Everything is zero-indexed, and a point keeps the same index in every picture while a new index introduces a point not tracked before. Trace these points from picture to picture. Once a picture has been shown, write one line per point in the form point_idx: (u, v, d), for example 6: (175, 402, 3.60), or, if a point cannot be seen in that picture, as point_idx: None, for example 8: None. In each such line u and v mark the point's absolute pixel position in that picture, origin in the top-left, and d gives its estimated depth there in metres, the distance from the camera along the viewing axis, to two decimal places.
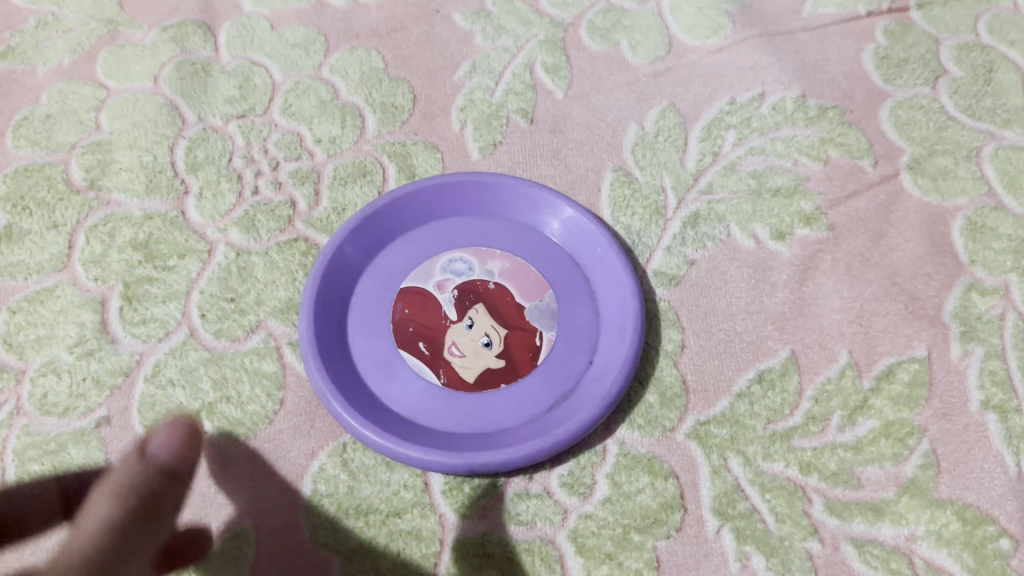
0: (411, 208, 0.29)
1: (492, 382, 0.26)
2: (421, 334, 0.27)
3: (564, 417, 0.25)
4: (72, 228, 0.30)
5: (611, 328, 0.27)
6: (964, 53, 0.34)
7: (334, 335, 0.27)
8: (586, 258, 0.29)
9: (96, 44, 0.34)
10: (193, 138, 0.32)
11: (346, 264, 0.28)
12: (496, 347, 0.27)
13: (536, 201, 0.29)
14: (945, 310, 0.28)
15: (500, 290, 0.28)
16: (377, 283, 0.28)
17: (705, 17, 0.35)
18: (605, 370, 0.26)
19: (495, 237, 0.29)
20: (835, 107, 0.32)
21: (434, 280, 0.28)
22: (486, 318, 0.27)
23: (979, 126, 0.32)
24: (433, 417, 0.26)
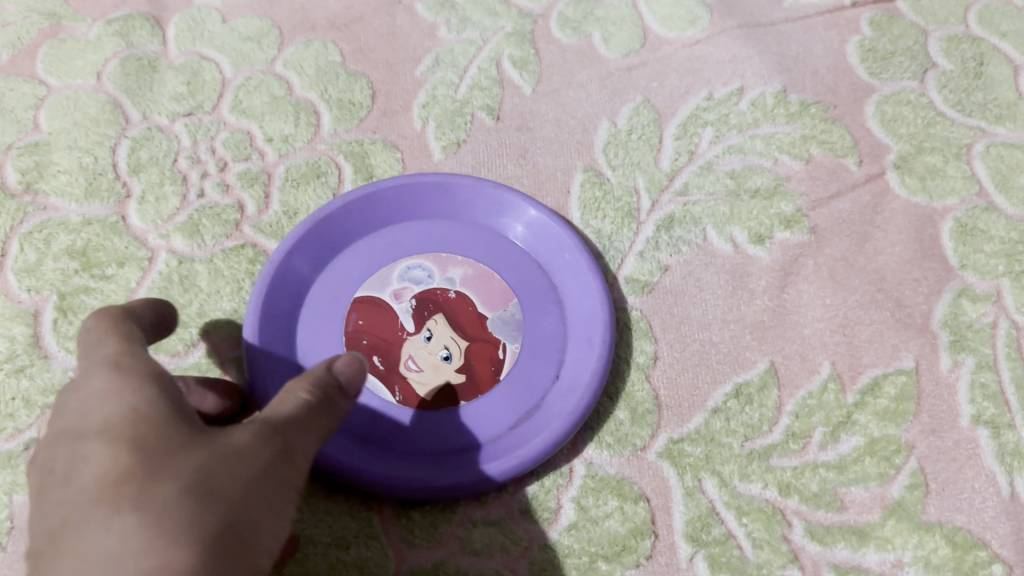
0: (364, 212, 0.27)
1: (451, 400, 0.24)
2: (375, 348, 0.25)
3: (531, 433, 0.24)
4: (5, 235, 0.28)
5: (579, 337, 0.25)
6: (954, 45, 0.32)
7: (281, 350, 0.25)
8: (554, 264, 0.27)
9: (37, 39, 0.32)
10: (137, 138, 0.30)
11: (294, 276, 0.26)
12: (456, 361, 0.25)
13: (499, 204, 0.27)
14: (935, 317, 0.27)
15: (461, 299, 0.26)
16: (329, 294, 0.26)
17: (681, 8, 0.33)
18: (573, 385, 0.24)
19: (456, 243, 0.27)
20: (818, 102, 0.31)
21: (390, 289, 0.26)
22: (446, 329, 0.26)
23: (969, 122, 0.30)
24: (389, 435, 0.24)
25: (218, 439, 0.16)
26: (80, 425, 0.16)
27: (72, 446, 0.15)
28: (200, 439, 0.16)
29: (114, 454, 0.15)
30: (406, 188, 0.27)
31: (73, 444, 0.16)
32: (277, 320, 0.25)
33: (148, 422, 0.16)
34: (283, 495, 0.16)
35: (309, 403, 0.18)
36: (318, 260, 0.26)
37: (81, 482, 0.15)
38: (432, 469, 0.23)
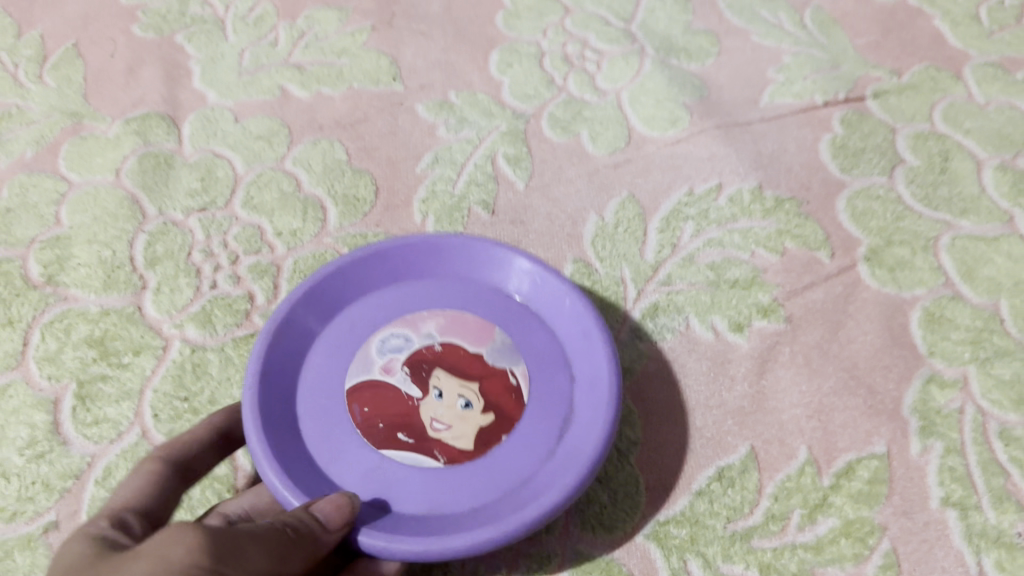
0: (310, 307, 0.27)
1: (493, 440, 0.25)
2: (394, 424, 0.25)
3: (580, 438, 0.25)
4: (27, 325, 0.30)
5: (574, 330, 0.27)
6: (920, 142, 0.35)
7: (309, 473, 0.24)
8: (509, 285, 0.28)
9: (59, 137, 0.34)
10: (153, 232, 0.32)
11: (276, 391, 0.25)
12: (476, 400, 0.26)
13: (430, 249, 0.28)
14: (905, 403, 0.28)
15: (449, 348, 0.27)
16: (319, 391, 0.26)
17: (662, 109, 0.35)
18: (591, 379, 0.26)
19: (414, 299, 0.28)
20: (792, 198, 0.33)
21: (377, 365, 0.26)
22: (451, 380, 0.26)
23: (936, 216, 0.32)
24: (451, 501, 0.24)
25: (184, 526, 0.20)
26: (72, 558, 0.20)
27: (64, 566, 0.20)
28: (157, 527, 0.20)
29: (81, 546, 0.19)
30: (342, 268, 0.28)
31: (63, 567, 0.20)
32: (285, 436, 0.25)
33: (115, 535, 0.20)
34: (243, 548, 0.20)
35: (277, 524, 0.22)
36: (289, 367, 0.26)
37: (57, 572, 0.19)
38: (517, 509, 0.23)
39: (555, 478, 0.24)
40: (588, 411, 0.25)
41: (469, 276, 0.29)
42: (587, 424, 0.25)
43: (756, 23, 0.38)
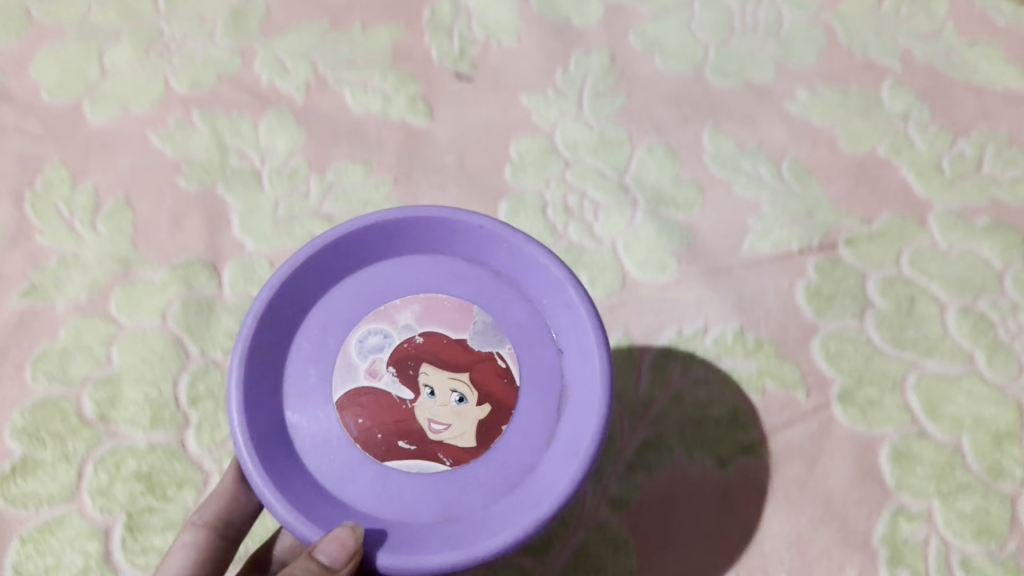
0: (274, 318, 0.30)
1: (495, 433, 0.29)
2: (391, 433, 0.29)
3: (576, 424, 0.29)
4: (81, 459, 0.33)
5: (550, 296, 0.31)
6: (889, 286, 0.38)
7: (315, 496, 0.28)
8: (478, 254, 0.32)
9: (111, 282, 0.38)
10: (196, 371, 0.35)
11: (267, 422, 0.29)
12: (469, 392, 0.30)
13: (391, 234, 0.31)
14: (874, 535, 0.33)
15: (428, 338, 0.31)
16: (316, 411, 0.30)
17: (653, 257, 0.39)
18: (579, 353, 0.30)
19: (380, 283, 0.32)
20: (771, 340, 0.37)
21: (363, 371, 0.30)
22: (440, 373, 0.30)
23: (903, 356, 0.36)
24: (464, 507, 0.28)
25: None
26: None
27: None
28: None
29: None
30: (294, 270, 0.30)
31: None
32: (289, 472, 0.28)
33: None
34: None
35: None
36: (270, 393, 0.30)
37: None
38: (533, 500, 0.28)
39: (559, 465, 0.28)
40: (581, 388, 0.30)
41: (423, 252, 0.32)
42: (585, 398, 0.29)
43: (738, 175, 0.42)
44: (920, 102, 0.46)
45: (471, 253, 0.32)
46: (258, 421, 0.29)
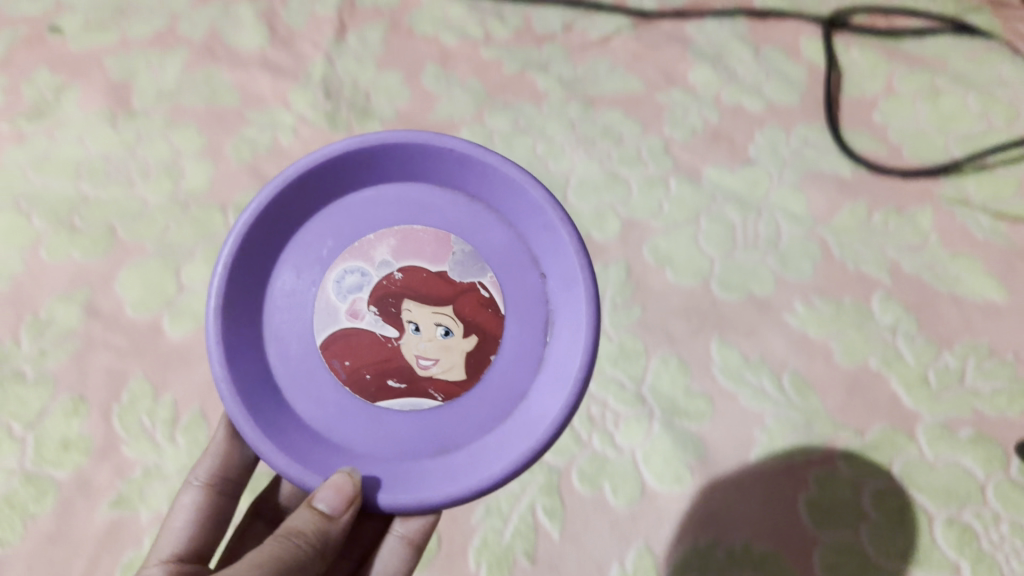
0: (248, 274, 0.41)
1: (478, 353, 0.42)
2: (382, 373, 0.41)
3: (558, 364, 0.41)
4: None
5: (535, 230, 0.44)
6: (881, 499, 0.46)
7: (309, 439, 0.40)
8: (458, 180, 0.44)
9: None
10: None
11: (252, 377, 0.40)
12: (452, 326, 0.42)
13: (366, 164, 0.43)
14: None
15: (410, 271, 0.43)
16: (297, 359, 0.41)
17: (669, 468, 0.47)
18: (561, 279, 0.43)
19: (346, 222, 0.43)
20: (774, 553, 0.44)
21: (349, 313, 0.42)
22: (422, 311, 0.42)
23: (895, 567, 0.44)
24: (457, 442, 0.41)
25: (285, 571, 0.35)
26: None
27: None
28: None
29: None
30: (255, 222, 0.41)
31: None
32: (278, 419, 0.40)
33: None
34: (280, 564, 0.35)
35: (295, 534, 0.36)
36: (247, 343, 0.41)
37: None
38: (522, 440, 0.40)
39: (544, 396, 0.41)
40: (561, 307, 0.42)
41: (388, 174, 0.44)
42: (563, 329, 0.42)
43: (744, 388, 0.49)
44: (908, 315, 0.51)
45: (453, 181, 0.44)
46: (241, 369, 0.40)
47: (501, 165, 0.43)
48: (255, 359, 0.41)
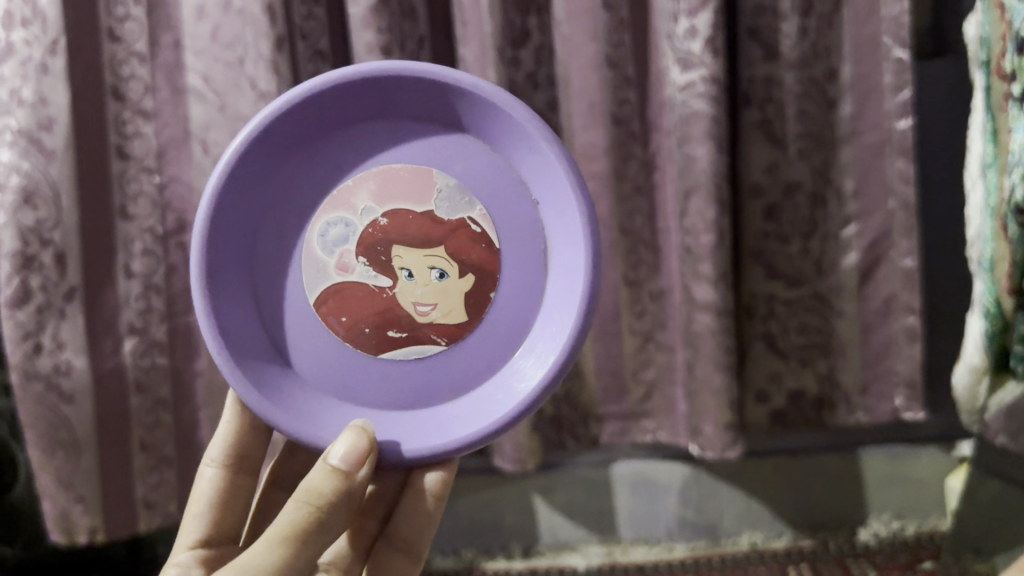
0: (233, 247, 0.64)
1: (471, 287, 0.65)
2: (386, 321, 0.64)
3: (562, 293, 0.64)
4: None
5: (519, 154, 0.65)
6: None
7: (309, 392, 0.64)
8: (427, 111, 0.65)
9: None
10: None
11: (240, 346, 0.62)
12: (447, 270, 0.65)
13: (325, 108, 0.64)
14: None
15: (392, 215, 0.65)
16: (292, 319, 0.65)
17: None
18: (558, 211, 0.64)
19: (318, 172, 0.65)
20: None
21: (350, 268, 0.64)
22: (413, 262, 0.65)
23: None
24: (474, 375, 0.65)
25: (302, 508, 0.54)
26: (314, 527, 0.54)
27: (315, 534, 0.54)
28: (309, 522, 0.54)
29: (302, 528, 0.53)
30: (224, 194, 0.62)
31: (316, 532, 0.54)
32: (276, 380, 0.63)
33: (314, 527, 0.54)
34: (295, 507, 0.54)
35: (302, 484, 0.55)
36: (244, 308, 0.64)
37: (305, 529, 0.53)
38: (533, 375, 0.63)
39: (555, 316, 0.64)
40: (561, 234, 0.64)
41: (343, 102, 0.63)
42: (566, 249, 0.64)
43: None
44: None
45: (421, 113, 0.65)
46: (231, 342, 0.62)
47: (477, 86, 0.62)
48: (248, 321, 0.64)
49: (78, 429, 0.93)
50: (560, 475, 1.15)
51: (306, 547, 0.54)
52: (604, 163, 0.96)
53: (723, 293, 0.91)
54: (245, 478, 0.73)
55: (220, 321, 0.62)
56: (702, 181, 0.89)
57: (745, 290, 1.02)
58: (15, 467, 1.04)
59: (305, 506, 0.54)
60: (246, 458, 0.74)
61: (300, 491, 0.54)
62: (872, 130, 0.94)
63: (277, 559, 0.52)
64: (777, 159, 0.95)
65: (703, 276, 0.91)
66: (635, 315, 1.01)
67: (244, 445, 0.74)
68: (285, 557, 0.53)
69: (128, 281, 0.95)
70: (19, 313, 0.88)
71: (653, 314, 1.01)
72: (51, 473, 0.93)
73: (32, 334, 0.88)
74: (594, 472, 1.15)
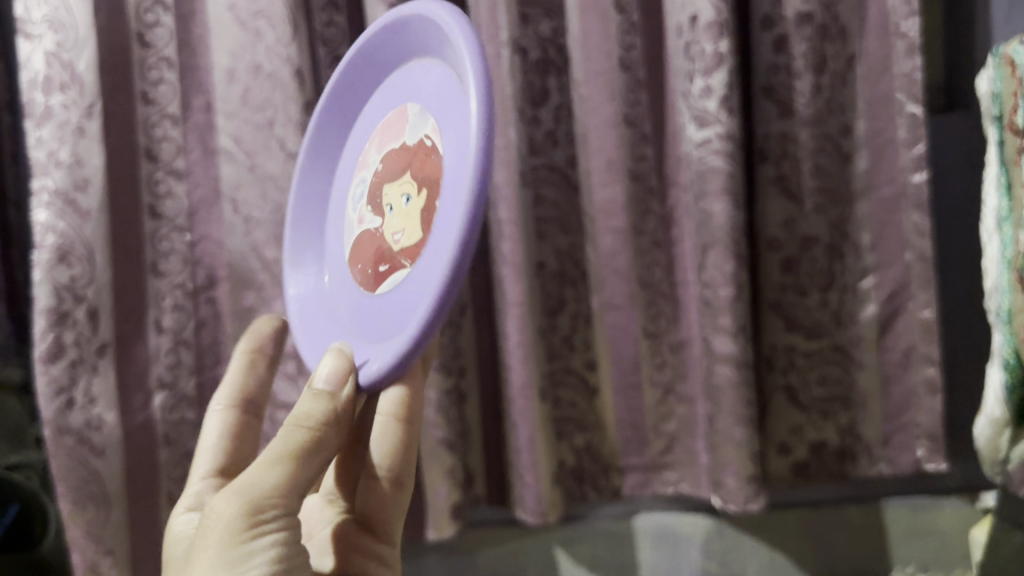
0: (313, 231, 0.77)
1: (425, 201, 0.60)
2: (378, 256, 0.64)
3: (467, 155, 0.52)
4: None
5: (451, 53, 0.60)
6: None
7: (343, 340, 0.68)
8: (406, 53, 0.68)
9: None
10: None
11: (310, 308, 0.73)
12: (412, 190, 0.62)
13: (354, 96, 0.74)
14: None
15: (387, 160, 0.66)
16: (341, 278, 0.71)
17: None
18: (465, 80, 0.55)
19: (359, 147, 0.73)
20: None
21: (365, 216, 0.68)
22: (394, 192, 0.64)
23: None
24: (418, 290, 0.57)
25: (300, 430, 0.55)
26: (314, 446, 0.55)
27: (314, 453, 0.55)
28: (308, 441, 0.55)
29: (302, 447, 0.55)
30: (303, 190, 0.77)
31: (314, 451, 0.56)
32: (328, 334, 0.70)
33: (313, 446, 0.55)
34: (292, 429, 0.56)
35: (297, 411, 0.57)
36: (319, 278, 0.75)
37: (305, 448, 0.55)
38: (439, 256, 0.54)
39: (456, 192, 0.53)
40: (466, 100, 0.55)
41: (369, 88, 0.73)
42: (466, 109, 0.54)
43: None
44: None
45: (404, 56, 0.68)
46: (304, 304, 0.73)
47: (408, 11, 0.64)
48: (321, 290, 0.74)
49: (108, 483, 0.93)
50: (581, 527, 1.15)
51: (310, 465, 0.56)
52: (623, 218, 0.97)
53: (743, 345, 0.92)
54: (256, 416, 0.79)
55: (292, 290, 0.74)
56: (719, 236, 0.90)
57: (765, 341, 1.00)
58: (45, 518, 1.07)
59: (300, 428, 0.56)
60: (256, 398, 0.80)
61: (297, 416, 0.56)
62: (888, 184, 0.95)
63: (281, 476, 0.54)
64: (794, 213, 0.96)
65: (722, 329, 0.92)
66: (655, 367, 1.01)
67: (254, 386, 0.79)
68: (288, 476, 0.54)
69: (158, 336, 0.95)
70: (52, 369, 0.90)
71: (674, 367, 1.01)
72: (80, 527, 0.92)
73: (64, 389, 0.90)
74: (618, 525, 1.15)
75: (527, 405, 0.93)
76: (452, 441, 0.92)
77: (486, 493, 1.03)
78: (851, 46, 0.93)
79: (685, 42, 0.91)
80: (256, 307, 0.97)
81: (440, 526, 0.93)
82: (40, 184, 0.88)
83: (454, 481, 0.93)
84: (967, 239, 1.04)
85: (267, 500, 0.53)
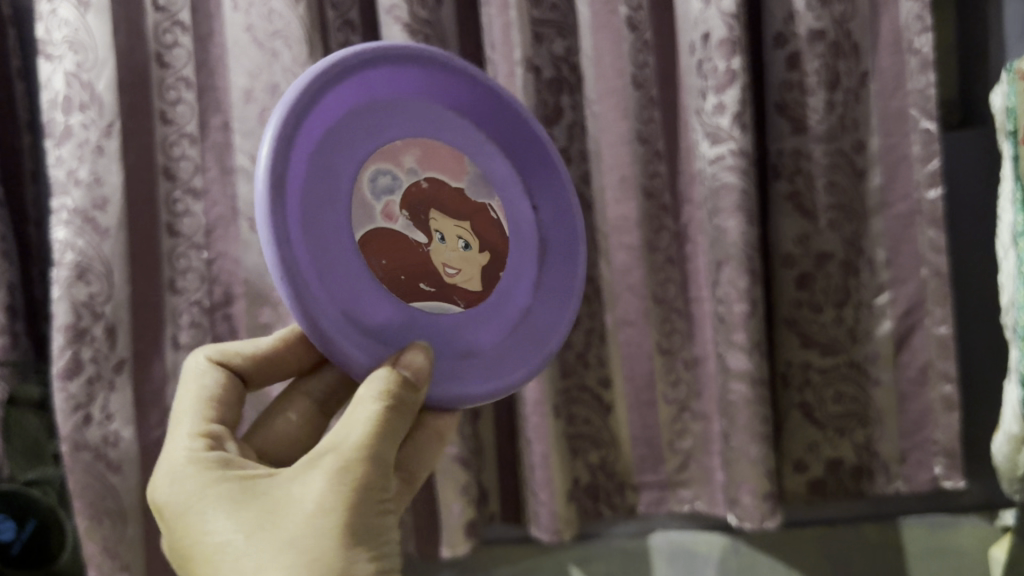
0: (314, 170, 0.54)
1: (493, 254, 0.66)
2: (415, 277, 0.60)
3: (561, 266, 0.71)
4: None
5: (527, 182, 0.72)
6: None
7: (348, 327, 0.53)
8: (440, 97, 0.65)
9: None
10: None
11: (308, 262, 0.51)
12: (467, 241, 0.64)
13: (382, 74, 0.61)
14: None
15: (434, 182, 0.63)
16: (343, 246, 0.55)
17: None
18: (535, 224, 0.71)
19: (368, 121, 0.59)
20: None
21: (388, 210, 0.59)
22: (445, 223, 0.63)
23: None
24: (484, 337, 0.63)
25: (384, 394, 0.50)
26: (399, 411, 0.50)
27: (397, 421, 0.50)
28: (395, 407, 0.50)
29: (389, 411, 0.50)
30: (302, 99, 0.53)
31: (398, 419, 0.50)
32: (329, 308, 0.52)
33: (397, 410, 0.50)
34: (369, 400, 0.50)
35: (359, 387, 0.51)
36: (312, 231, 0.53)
37: (393, 411, 0.50)
38: (551, 325, 0.67)
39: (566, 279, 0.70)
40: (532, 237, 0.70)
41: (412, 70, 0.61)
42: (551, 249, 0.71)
43: None
44: None
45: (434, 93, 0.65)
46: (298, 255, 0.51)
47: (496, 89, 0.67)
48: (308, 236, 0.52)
49: (123, 499, 0.94)
50: (597, 545, 1.15)
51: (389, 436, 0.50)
52: (636, 236, 0.97)
53: (757, 362, 0.91)
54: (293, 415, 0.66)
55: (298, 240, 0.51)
56: (733, 252, 0.90)
57: (781, 357, 0.99)
58: (61, 536, 1.07)
59: (379, 401, 0.50)
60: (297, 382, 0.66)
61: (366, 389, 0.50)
62: (902, 201, 0.95)
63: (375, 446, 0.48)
64: (808, 229, 0.95)
65: (737, 345, 0.92)
66: (669, 384, 1.01)
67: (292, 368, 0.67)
68: (381, 444, 0.48)
69: (175, 351, 0.96)
70: (69, 386, 0.89)
71: (688, 384, 1.01)
72: (97, 544, 0.92)
73: (81, 406, 0.90)
74: (631, 544, 1.15)
75: (542, 422, 0.92)
76: (467, 458, 0.92)
77: (501, 511, 1.04)
78: (864, 62, 0.94)
79: (698, 60, 0.91)
80: (270, 323, 0.95)
81: (454, 543, 0.93)
82: (58, 202, 0.89)
83: (469, 498, 0.92)
84: (980, 256, 1.04)
85: (373, 475, 0.47)
